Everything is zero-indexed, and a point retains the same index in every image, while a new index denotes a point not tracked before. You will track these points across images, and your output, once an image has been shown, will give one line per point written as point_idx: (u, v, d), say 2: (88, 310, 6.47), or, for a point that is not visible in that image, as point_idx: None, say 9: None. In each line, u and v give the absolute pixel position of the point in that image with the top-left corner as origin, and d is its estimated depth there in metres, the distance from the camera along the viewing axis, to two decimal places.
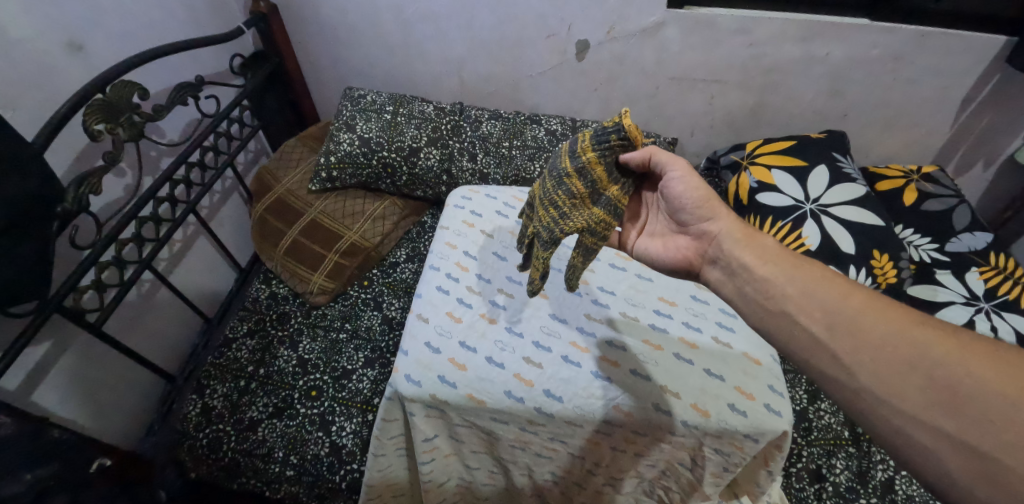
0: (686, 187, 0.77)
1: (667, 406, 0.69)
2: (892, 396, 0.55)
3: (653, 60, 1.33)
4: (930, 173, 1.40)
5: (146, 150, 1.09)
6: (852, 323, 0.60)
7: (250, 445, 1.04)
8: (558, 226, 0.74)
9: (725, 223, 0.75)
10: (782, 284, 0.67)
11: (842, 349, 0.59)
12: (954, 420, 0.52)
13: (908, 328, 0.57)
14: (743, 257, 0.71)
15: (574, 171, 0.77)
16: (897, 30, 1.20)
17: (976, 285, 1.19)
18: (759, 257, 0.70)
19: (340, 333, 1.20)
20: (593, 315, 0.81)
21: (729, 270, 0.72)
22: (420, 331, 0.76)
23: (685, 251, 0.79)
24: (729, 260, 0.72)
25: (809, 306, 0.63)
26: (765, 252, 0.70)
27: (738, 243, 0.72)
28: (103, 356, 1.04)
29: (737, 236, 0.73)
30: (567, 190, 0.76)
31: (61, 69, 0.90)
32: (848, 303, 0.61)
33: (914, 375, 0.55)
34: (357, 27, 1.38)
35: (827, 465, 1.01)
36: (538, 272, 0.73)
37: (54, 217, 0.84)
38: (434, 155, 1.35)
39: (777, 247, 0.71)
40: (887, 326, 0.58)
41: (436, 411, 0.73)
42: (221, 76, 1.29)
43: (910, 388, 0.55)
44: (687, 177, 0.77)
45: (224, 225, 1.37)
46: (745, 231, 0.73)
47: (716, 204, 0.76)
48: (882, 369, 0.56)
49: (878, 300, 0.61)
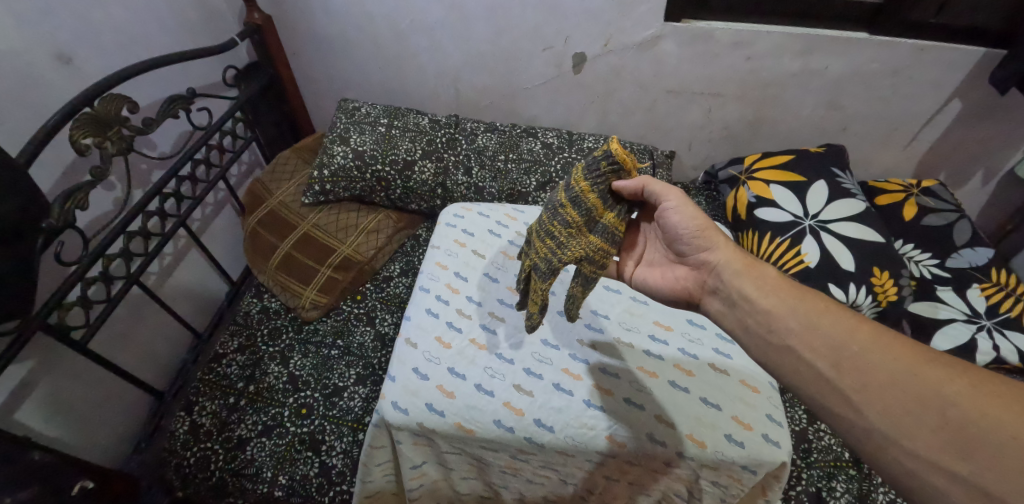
0: (682, 217, 0.75)
1: (661, 437, 0.67)
2: (902, 432, 0.54)
3: (651, 73, 1.32)
4: (930, 187, 1.38)
5: (136, 164, 1.08)
6: (859, 360, 0.58)
7: (238, 465, 1.02)
8: (557, 255, 0.73)
9: (725, 253, 0.73)
10: (786, 316, 0.65)
11: (850, 386, 0.58)
12: (969, 461, 0.50)
13: (917, 365, 0.56)
14: (744, 287, 0.69)
15: (568, 201, 0.75)
16: (897, 44, 1.19)
17: (977, 303, 1.17)
18: (759, 288, 0.69)
19: (332, 349, 1.18)
20: (587, 341, 0.79)
21: (731, 301, 0.70)
22: (409, 356, 0.75)
23: (685, 281, 0.77)
24: (730, 290, 0.71)
25: (813, 339, 0.62)
26: (766, 282, 0.69)
27: (738, 274, 0.71)
28: (89, 373, 1.02)
29: (738, 267, 0.71)
30: (562, 220, 0.74)
31: (48, 82, 0.89)
32: (855, 338, 0.60)
33: (927, 416, 0.53)
34: (352, 39, 1.37)
35: (827, 488, 0.99)
36: (538, 304, 0.73)
37: (39, 233, 0.82)
38: (429, 168, 1.34)
39: (777, 278, 0.69)
40: (896, 363, 0.57)
41: (424, 439, 0.71)
42: (214, 88, 1.28)
43: (921, 426, 0.53)
44: (682, 207, 0.75)
45: (217, 238, 1.35)
46: (745, 259, 0.72)
47: (714, 233, 0.74)
48: (892, 408, 0.55)
49: (885, 336, 0.59)
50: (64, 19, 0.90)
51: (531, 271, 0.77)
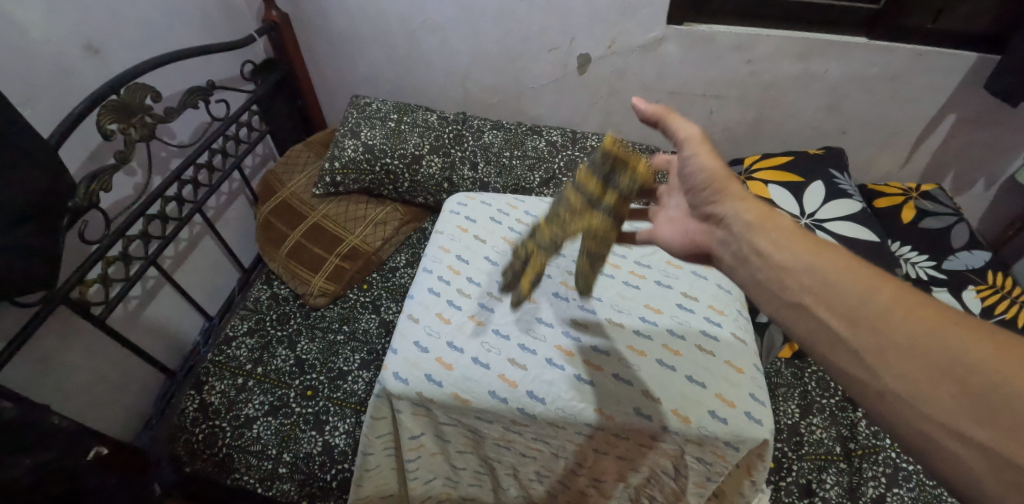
0: (697, 163, 0.73)
1: (648, 411, 0.70)
2: (915, 393, 0.49)
3: (653, 74, 1.36)
4: (929, 191, 1.40)
5: (157, 151, 1.13)
6: (876, 320, 0.53)
7: (244, 442, 1.06)
8: (559, 237, 0.76)
9: (734, 202, 0.70)
10: (801, 275, 0.60)
11: (864, 345, 0.52)
12: (990, 428, 0.45)
13: (942, 329, 0.49)
14: (755, 240, 0.66)
15: (573, 188, 0.78)
16: (895, 49, 1.21)
17: (972, 304, 1.18)
18: (775, 240, 0.64)
19: (338, 334, 1.23)
20: (580, 320, 0.82)
21: (740, 253, 0.67)
22: (410, 330, 0.78)
23: (698, 232, 0.77)
24: (741, 240, 0.67)
25: (825, 291, 0.57)
26: (782, 234, 0.64)
27: (751, 226, 0.67)
28: (106, 349, 1.06)
29: (750, 219, 0.67)
30: (568, 204, 0.77)
31: (78, 70, 0.94)
32: (874, 298, 0.54)
33: (947, 381, 0.47)
34: (366, 37, 1.42)
35: (817, 481, 1.00)
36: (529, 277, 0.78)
37: (65, 211, 0.87)
38: (436, 163, 1.38)
39: (796, 233, 0.63)
40: (919, 325, 0.51)
41: (422, 409, 0.75)
42: (232, 82, 1.34)
43: (939, 389, 0.48)
44: (700, 152, 0.73)
45: (230, 226, 1.40)
46: (759, 208, 0.68)
47: (729, 183, 0.72)
48: (911, 370, 0.49)
49: (911, 297, 0.53)
50: (93, 10, 0.95)
51: (540, 234, 0.78)
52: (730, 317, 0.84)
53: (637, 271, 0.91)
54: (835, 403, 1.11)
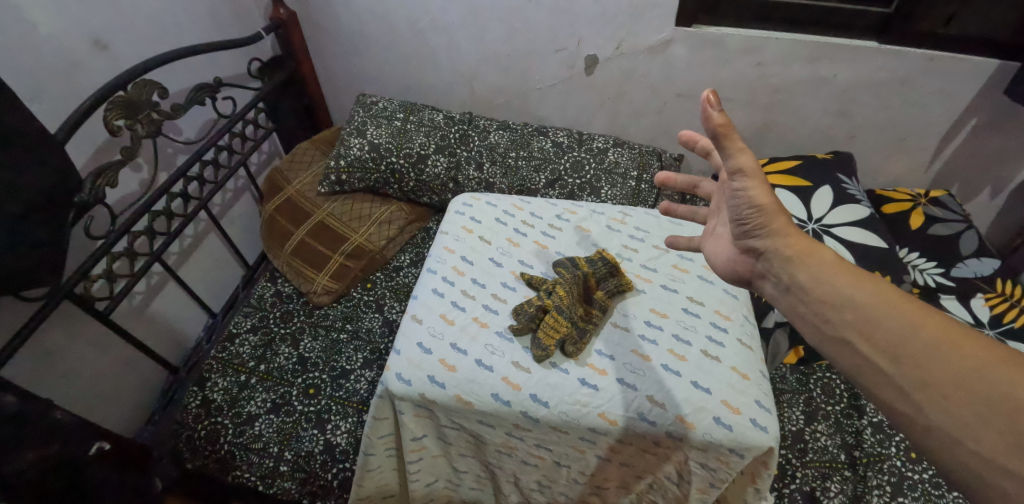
0: (742, 197, 0.63)
1: (652, 417, 0.70)
2: (963, 429, 0.46)
3: (661, 76, 1.35)
4: (938, 197, 1.39)
5: (163, 148, 1.13)
6: (920, 357, 0.49)
7: (246, 439, 1.06)
8: (540, 299, 0.80)
9: (775, 236, 0.63)
10: (842, 309, 0.55)
11: (907, 381, 0.49)
12: None
13: (993, 366, 0.46)
14: (797, 275, 0.60)
15: (547, 290, 0.82)
16: (906, 54, 1.20)
17: (981, 312, 1.17)
18: (816, 277, 0.58)
19: (340, 333, 1.22)
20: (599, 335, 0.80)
21: (782, 286, 0.62)
22: (413, 331, 0.78)
23: (736, 263, 0.70)
24: (780, 275, 0.62)
25: (866, 324, 0.53)
26: (822, 270, 0.59)
27: (791, 261, 0.61)
28: (109, 344, 1.06)
29: (789, 253, 0.61)
30: (546, 292, 0.81)
31: (85, 65, 0.94)
32: (917, 333, 0.51)
33: (996, 418, 0.44)
34: (373, 36, 1.42)
35: (821, 488, 0.99)
36: (528, 327, 0.77)
37: (72, 206, 0.87)
38: (442, 163, 1.38)
39: (837, 263, 0.59)
40: (964, 360, 0.48)
41: (424, 410, 0.75)
42: (239, 79, 1.34)
43: (984, 426, 0.45)
44: (750, 184, 0.61)
45: (235, 224, 1.40)
46: (803, 241, 0.61)
47: (774, 216, 0.63)
48: (957, 408, 0.46)
49: (957, 331, 0.49)
50: (102, 6, 0.96)
51: (555, 295, 0.80)
52: (737, 322, 0.83)
53: (643, 274, 0.90)
54: (840, 411, 1.10)
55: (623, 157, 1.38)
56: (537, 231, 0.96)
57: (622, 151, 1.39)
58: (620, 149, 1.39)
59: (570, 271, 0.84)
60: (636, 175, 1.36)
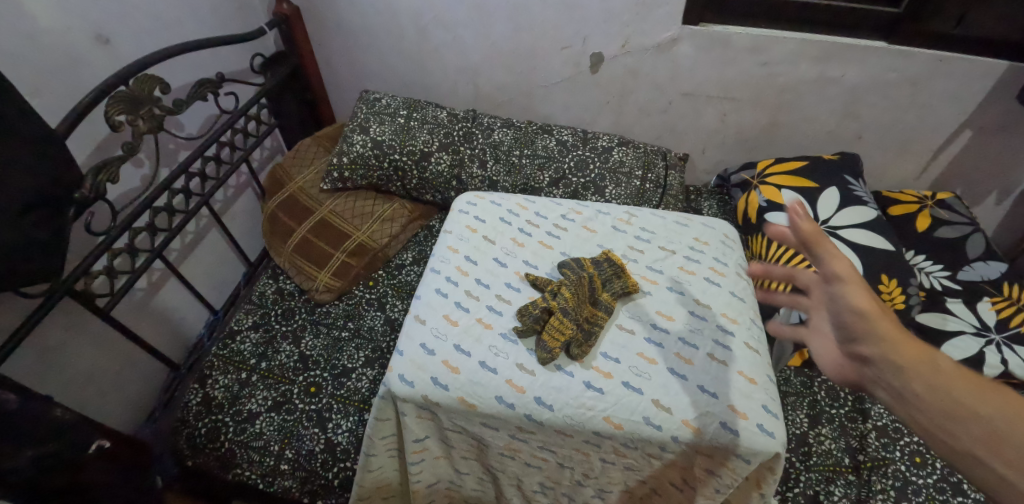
0: (841, 298, 0.57)
1: (658, 421, 0.69)
2: None
3: (667, 75, 1.34)
4: (944, 199, 1.37)
5: (165, 143, 1.12)
6: None
7: (246, 437, 1.05)
8: (545, 300, 0.79)
9: (884, 343, 0.52)
10: (966, 421, 0.46)
11: None
12: None
13: None
14: (914, 386, 0.48)
15: (552, 292, 0.81)
16: (915, 55, 1.19)
17: (987, 316, 1.16)
18: (933, 385, 0.48)
19: (342, 331, 1.22)
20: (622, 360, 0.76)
21: (894, 398, 0.50)
22: (416, 332, 0.77)
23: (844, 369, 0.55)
24: (895, 387, 0.50)
25: (997, 441, 0.44)
26: (938, 376, 0.48)
27: (901, 369, 0.50)
28: (109, 341, 1.06)
29: (901, 360, 0.50)
30: (551, 294, 0.80)
31: (87, 59, 0.93)
32: None
33: None
34: (377, 32, 1.41)
35: (825, 492, 0.98)
36: (532, 329, 0.76)
37: (72, 202, 0.86)
38: (445, 161, 1.37)
39: (957, 370, 0.48)
40: None
41: (427, 412, 0.75)
42: (242, 74, 1.33)
43: None
44: (850, 290, 0.57)
45: (237, 220, 1.40)
46: (913, 347, 0.51)
47: (879, 322, 0.54)
48: None
49: None
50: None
51: (560, 297, 0.78)
52: (744, 325, 0.82)
53: (649, 276, 0.89)
54: (844, 414, 1.09)
55: (627, 156, 1.37)
56: (542, 230, 0.95)
57: (627, 150, 1.38)
58: (625, 148, 1.38)
59: (575, 272, 0.84)
60: (641, 174, 1.35)
